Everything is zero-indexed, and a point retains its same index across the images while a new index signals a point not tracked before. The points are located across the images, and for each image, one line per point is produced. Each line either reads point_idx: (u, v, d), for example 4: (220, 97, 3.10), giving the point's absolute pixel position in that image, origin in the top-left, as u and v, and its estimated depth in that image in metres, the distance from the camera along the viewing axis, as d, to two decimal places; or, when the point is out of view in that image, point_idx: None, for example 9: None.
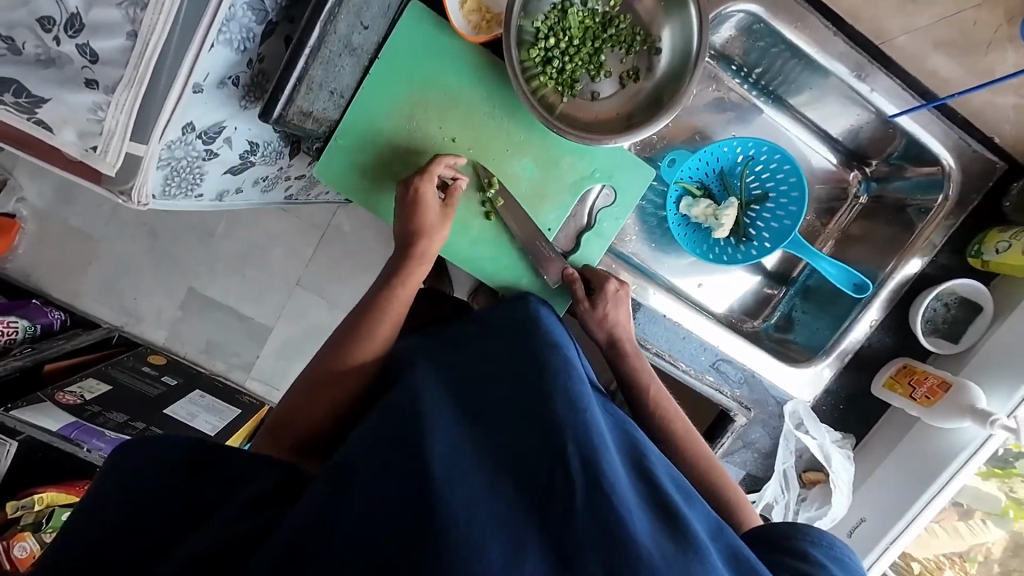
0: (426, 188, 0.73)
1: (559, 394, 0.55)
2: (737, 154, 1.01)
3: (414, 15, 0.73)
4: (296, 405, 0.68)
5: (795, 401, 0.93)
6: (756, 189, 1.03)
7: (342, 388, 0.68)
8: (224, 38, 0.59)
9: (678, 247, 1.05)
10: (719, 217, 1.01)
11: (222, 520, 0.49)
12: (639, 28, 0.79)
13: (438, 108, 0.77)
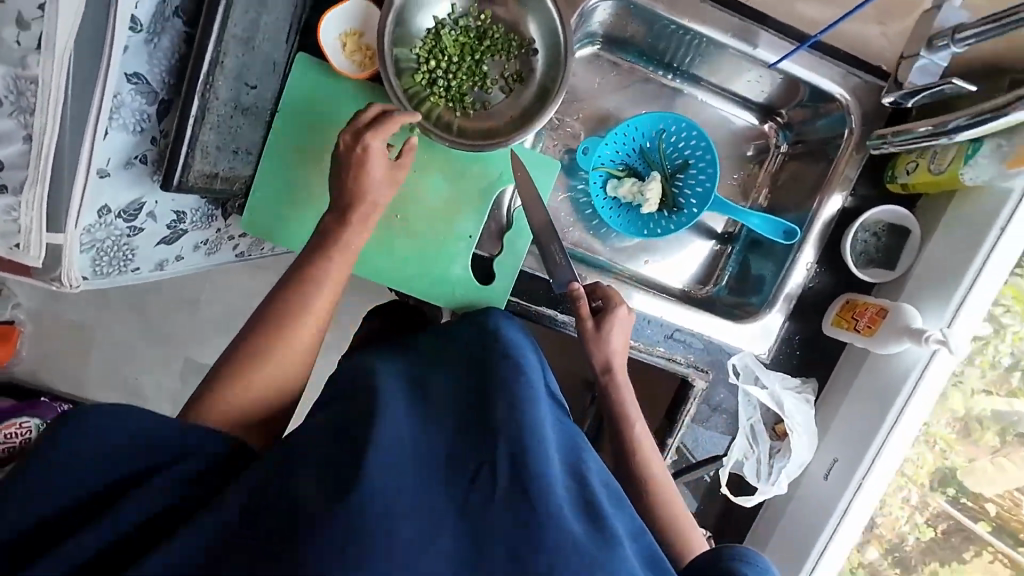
0: (373, 141, 0.73)
1: (504, 397, 0.58)
2: (650, 130, 1.04)
3: (301, 65, 0.79)
4: (239, 375, 0.69)
5: (744, 354, 0.94)
6: (677, 160, 1.06)
7: (288, 371, 0.71)
8: (117, 123, 0.65)
9: (614, 230, 1.08)
10: (644, 193, 1.04)
11: (160, 488, 0.51)
12: (512, 35, 0.83)
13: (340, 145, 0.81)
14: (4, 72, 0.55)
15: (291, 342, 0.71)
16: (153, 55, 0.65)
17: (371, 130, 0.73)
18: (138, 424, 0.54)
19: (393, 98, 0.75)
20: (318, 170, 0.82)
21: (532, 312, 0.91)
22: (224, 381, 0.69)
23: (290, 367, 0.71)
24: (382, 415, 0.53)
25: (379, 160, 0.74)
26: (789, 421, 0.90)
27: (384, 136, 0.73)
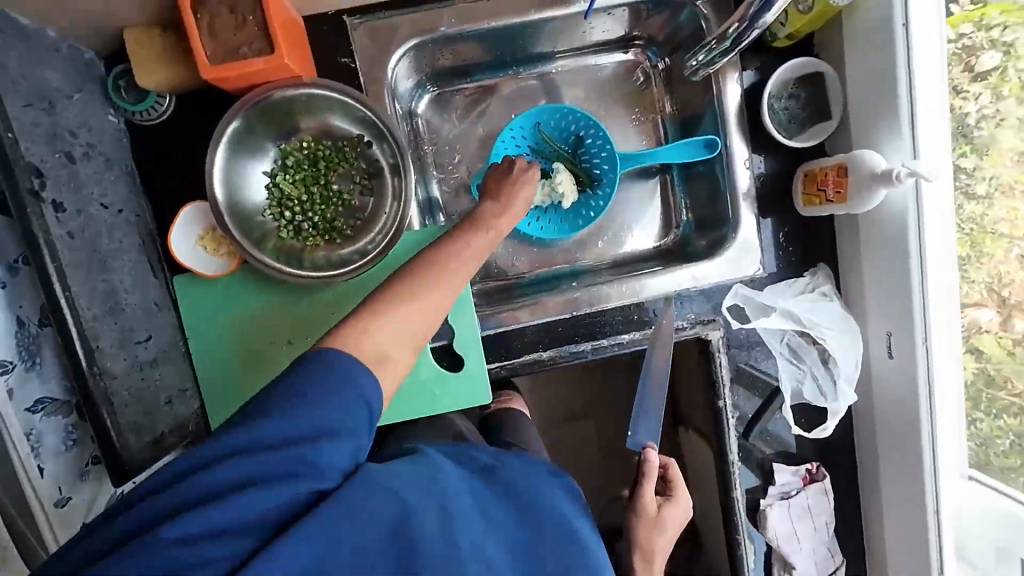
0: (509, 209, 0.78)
1: (561, 540, 0.55)
2: (527, 130, 0.99)
3: (183, 287, 0.79)
4: (372, 320, 0.56)
5: (732, 285, 0.89)
6: (570, 140, 1.00)
7: (404, 344, 0.57)
8: (47, 453, 0.65)
9: (548, 238, 1.01)
10: (558, 189, 0.96)
11: (256, 505, 0.46)
12: (340, 142, 0.80)
13: (254, 334, 0.80)
14: None
15: (444, 292, 0.63)
16: (41, 376, 0.66)
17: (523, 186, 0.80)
18: (295, 397, 0.49)
19: (277, 271, 0.75)
20: (255, 352, 0.80)
21: (519, 365, 0.88)
22: (369, 314, 0.57)
23: (416, 331, 0.59)
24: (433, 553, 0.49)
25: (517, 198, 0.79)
26: (818, 329, 0.82)
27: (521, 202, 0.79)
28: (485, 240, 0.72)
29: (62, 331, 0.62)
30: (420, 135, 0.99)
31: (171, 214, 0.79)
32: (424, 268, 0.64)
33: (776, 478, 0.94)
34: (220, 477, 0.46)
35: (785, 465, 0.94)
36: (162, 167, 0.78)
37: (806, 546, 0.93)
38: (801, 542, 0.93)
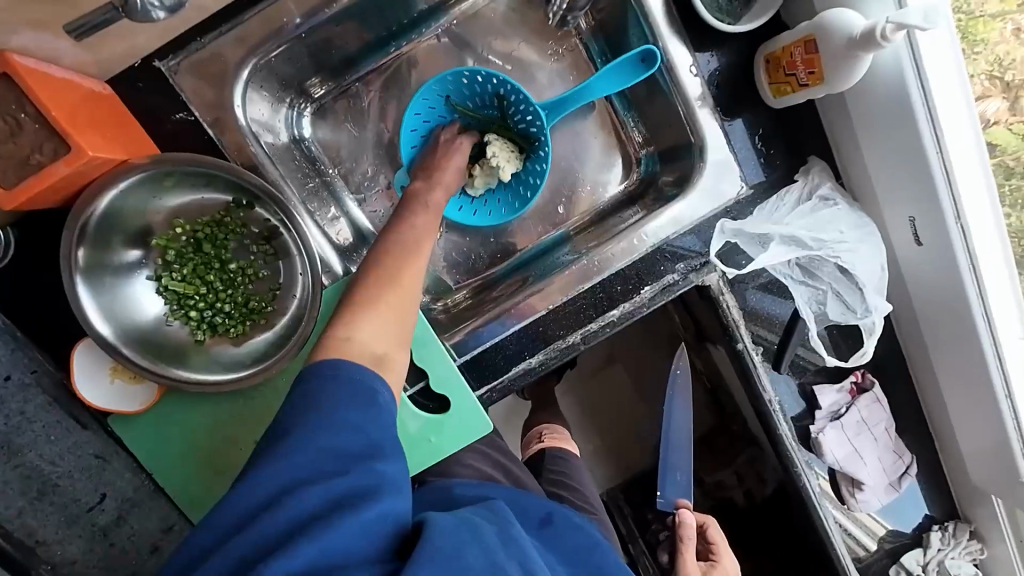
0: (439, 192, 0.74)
1: None
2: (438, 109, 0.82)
3: (123, 425, 0.68)
4: (350, 323, 0.57)
5: (717, 223, 0.75)
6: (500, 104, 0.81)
7: (386, 342, 0.58)
8: None
9: (500, 223, 0.89)
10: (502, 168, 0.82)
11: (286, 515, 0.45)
12: (216, 214, 0.68)
13: (214, 454, 0.70)
14: None
15: (408, 282, 0.62)
16: None
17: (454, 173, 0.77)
18: (338, 414, 0.50)
19: (204, 386, 0.64)
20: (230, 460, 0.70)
21: (510, 381, 0.78)
22: (347, 320, 0.57)
23: (394, 322, 0.59)
24: None
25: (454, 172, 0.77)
26: (825, 246, 0.72)
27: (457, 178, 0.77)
28: (428, 221, 0.70)
29: None
30: (318, 159, 0.83)
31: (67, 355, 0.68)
32: (385, 264, 0.62)
33: (821, 401, 0.85)
34: (291, 516, 0.45)
35: (828, 383, 0.85)
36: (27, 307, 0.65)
37: (870, 460, 0.86)
38: (865, 457, 0.86)
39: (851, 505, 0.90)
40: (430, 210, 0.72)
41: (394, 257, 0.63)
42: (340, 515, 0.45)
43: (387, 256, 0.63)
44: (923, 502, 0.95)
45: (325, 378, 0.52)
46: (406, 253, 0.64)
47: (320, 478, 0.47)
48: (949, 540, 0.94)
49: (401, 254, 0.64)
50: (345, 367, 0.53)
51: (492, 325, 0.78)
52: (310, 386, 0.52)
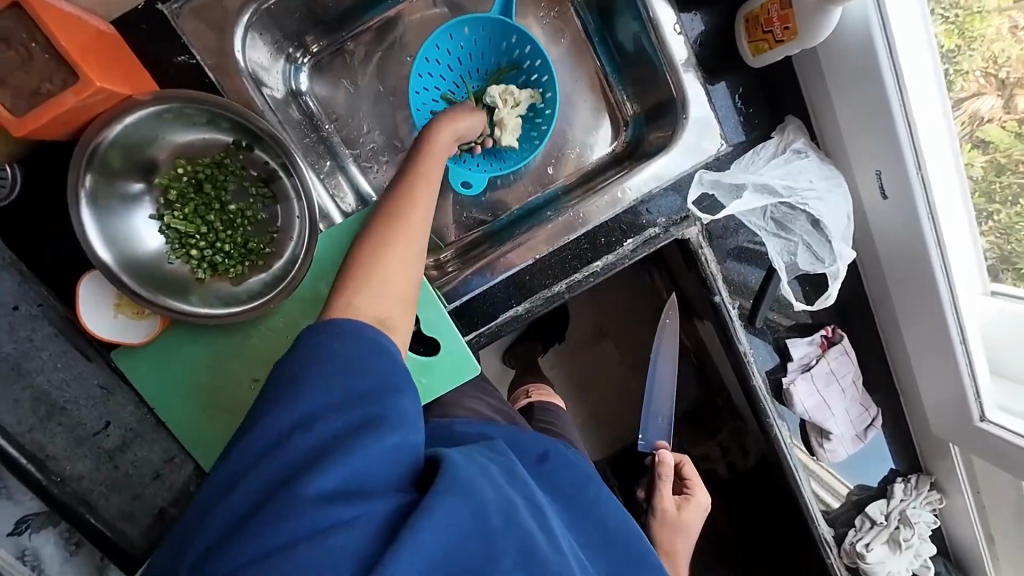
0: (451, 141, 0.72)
1: None
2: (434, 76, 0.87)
3: (127, 359, 0.72)
4: (353, 288, 0.58)
5: (697, 173, 0.79)
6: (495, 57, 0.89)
7: (387, 304, 0.58)
8: (48, 566, 0.64)
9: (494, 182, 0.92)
10: (523, 96, 0.89)
11: (306, 448, 0.47)
12: (218, 155, 0.70)
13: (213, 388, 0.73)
14: None
15: (411, 240, 0.62)
16: (11, 497, 0.64)
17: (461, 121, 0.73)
18: (353, 358, 0.51)
19: (207, 319, 0.67)
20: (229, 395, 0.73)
21: (497, 329, 0.82)
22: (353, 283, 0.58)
23: (401, 279, 0.60)
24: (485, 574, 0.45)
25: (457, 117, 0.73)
26: (796, 196, 0.76)
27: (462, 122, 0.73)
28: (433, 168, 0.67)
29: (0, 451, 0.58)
30: (316, 114, 0.86)
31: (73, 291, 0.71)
32: (386, 221, 0.62)
33: (792, 353, 0.90)
34: (307, 449, 0.47)
35: (799, 337, 0.90)
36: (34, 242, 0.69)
37: (838, 410, 0.91)
38: (833, 407, 0.90)
39: (819, 455, 0.95)
40: (442, 152, 0.69)
41: (402, 215, 0.62)
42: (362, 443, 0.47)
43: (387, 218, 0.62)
44: (887, 455, 1.01)
45: (339, 331, 0.52)
46: (414, 201, 0.63)
47: (336, 411, 0.49)
48: (911, 491, 1.00)
49: (405, 209, 0.63)
50: (352, 325, 0.53)
51: (481, 273, 0.81)
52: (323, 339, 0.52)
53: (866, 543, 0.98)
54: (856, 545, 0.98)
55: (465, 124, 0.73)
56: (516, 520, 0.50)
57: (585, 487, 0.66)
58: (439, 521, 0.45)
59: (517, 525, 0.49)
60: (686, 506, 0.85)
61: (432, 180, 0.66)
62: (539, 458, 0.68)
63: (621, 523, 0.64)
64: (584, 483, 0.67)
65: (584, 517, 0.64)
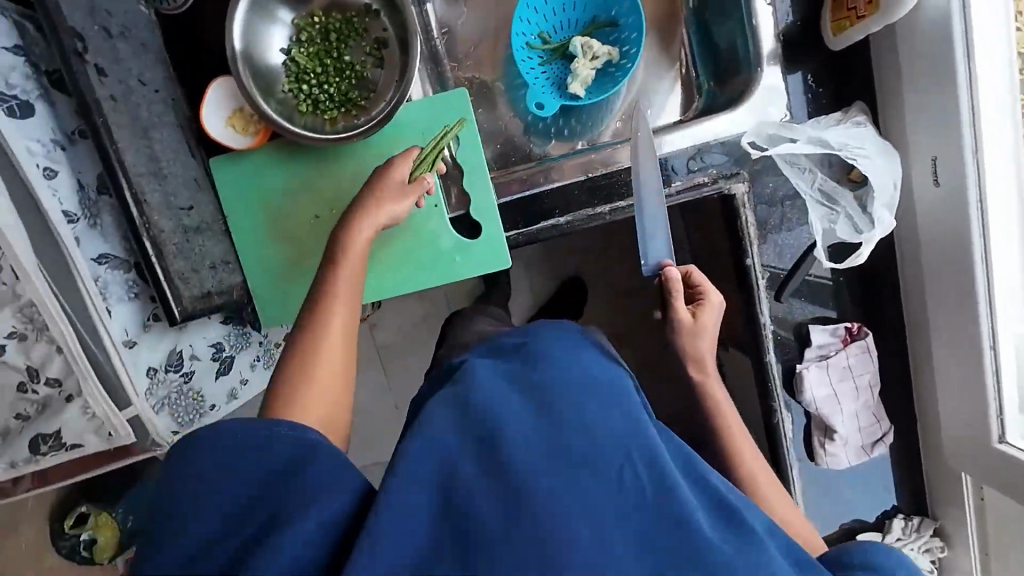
0: (400, 203, 0.77)
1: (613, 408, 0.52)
2: (534, 21, 1.00)
3: (217, 167, 0.83)
4: (288, 406, 0.63)
5: (758, 126, 0.83)
6: (591, 6, 1.00)
7: (327, 415, 0.65)
8: (113, 298, 0.74)
9: (565, 125, 1.03)
10: (602, 51, 0.97)
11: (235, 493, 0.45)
12: (351, 14, 0.83)
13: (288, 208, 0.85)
14: (13, 310, 0.66)
15: (330, 347, 0.68)
16: (102, 233, 0.75)
17: (394, 194, 0.78)
18: (232, 426, 0.48)
19: (301, 136, 0.78)
20: (289, 224, 0.85)
21: (533, 234, 0.88)
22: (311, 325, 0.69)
23: (332, 404, 0.65)
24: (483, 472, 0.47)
25: (398, 206, 0.77)
26: (846, 155, 0.79)
27: (409, 199, 0.78)
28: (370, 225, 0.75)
29: (115, 181, 0.72)
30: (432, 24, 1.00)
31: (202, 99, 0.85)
32: (298, 357, 0.67)
33: (812, 339, 0.89)
34: (236, 504, 0.44)
35: (820, 324, 0.90)
36: (179, 38, 0.79)
37: (847, 409, 0.89)
38: (843, 404, 0.89)
39: (820, 458, 0.93)
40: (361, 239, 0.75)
41: (320, 300, 0.71)
42: (290, 487, 0.45)
43: (302, 356, 0.67)
44: (890, 486, 0.97)
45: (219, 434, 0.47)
46: (337, 263, 0.73)
47: (252, 480, 0.46)
48: (911, 531, 0.94)
49: (321, 327, 0.69)
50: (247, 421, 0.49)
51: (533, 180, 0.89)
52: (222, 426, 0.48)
53: None
54: None
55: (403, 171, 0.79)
56: (453, 499, 0.46)
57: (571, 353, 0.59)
58: (405, 485, 0.46)
59: (453, 505, 0.45)
60: (706, 314, 0.77)
61: (355, 259, 0.74)
62: (517, 342, 0.64)
63: (608, 374, 0.57)
64: (570, 348, 0.60)
65: (575, 369, 0.56)
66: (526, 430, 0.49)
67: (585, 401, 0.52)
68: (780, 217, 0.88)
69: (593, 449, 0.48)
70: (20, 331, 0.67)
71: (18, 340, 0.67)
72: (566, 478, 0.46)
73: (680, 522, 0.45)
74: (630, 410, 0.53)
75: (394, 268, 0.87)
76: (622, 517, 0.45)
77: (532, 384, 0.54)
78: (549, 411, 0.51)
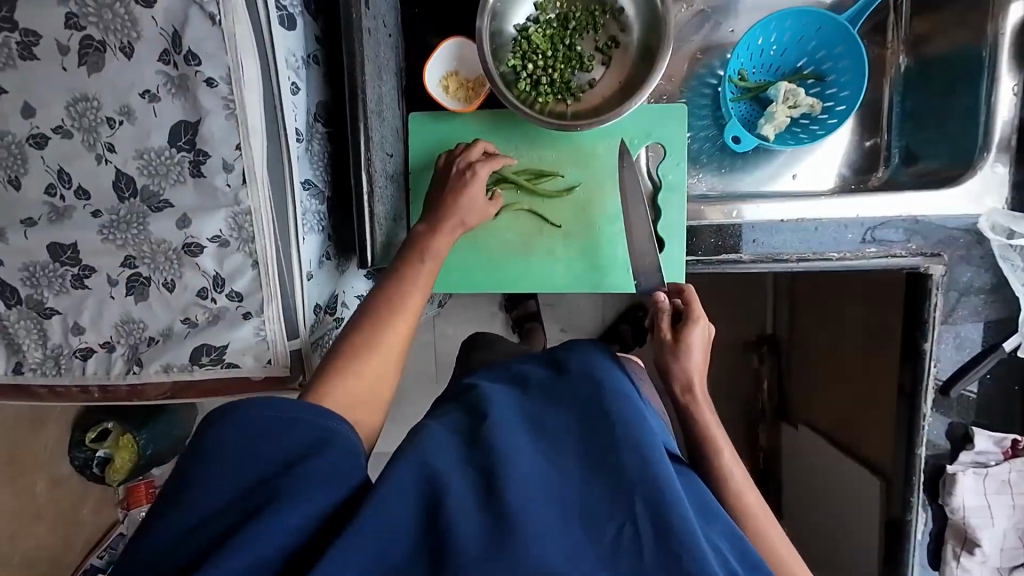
0: (483, 168, 0.77)
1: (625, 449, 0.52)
2: (742, 58, 0.96)
3: (420, 125, 0.84)
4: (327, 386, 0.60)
5: (988, 212, 0.82)
6: (798, 56, 0.97)
7: (370, 394, 0.61)
8: (307, 227, 0.72)
9: (745, 165, 0.98)
10: (804, 102, 0.94)
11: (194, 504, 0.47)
12: (592, 7, 0.82)
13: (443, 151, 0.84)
14: (226, 214, 0.64)
15: (386, 347, 0.64)
16: (312, 159, 0.73)
17: (477, 164, 0.78)
18: (264, 418, 0.51)
19: (524, 112, 0.76)
20: None
21: (716, 264, 0.87)
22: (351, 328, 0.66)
23: (378, 382, 0.62)
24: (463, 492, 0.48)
25: (477, 185, 0.77)
26: None
27: (494, 165, 0.78)
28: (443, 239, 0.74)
29: (353, 111, 0.70)
30: None
31: (422, 59, 0.86)
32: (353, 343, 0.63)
33: (976, 444, 0.85)
34: (234, 489, 0.48)
35: (986, 430, 0.85)
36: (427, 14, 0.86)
37: (998, 524, 0.85)
38: (994, 518, 0.85)
39: (949, 570, 0.87)
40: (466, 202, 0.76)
41: (385, 287, 0.68)
42: (292, 478, 0.48)
43: (369, 327, 0.65)
44: None
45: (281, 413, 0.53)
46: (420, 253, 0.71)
47: (274, 460, 0.49)
48: None
49: (398, 301, 0.67)
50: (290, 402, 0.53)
51: (728, 208, 0.86)
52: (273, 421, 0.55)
53: None
54: None
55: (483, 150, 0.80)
56: (436, 511, 0.47)
57: (586, 391, 0.61)
58: (381, 502, 0.47)
59: (435, 520, 0.47)
60: (692, 337, 0.71)
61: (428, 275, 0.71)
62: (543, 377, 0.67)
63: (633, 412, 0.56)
64: (584, 386, 0.62)
65: (585, 415, 0.57)
66: (524, 462, 0.51)
67: (589, 449, 0.53)
68: (970, 309, 0.84)
69: (588, 491, 0.49)
70: (225, 236, 0.65)
71: (219, 245, 0.66)
72: (559, 518, 0.47)
73: (681, 566, 0.44)
74: (644, 449, 0.52)
75: (563, 264, 0.86)
76: (613, 566, 0.45)
77: (543, 424, 0.57)
78: (553, 453, 0.53)
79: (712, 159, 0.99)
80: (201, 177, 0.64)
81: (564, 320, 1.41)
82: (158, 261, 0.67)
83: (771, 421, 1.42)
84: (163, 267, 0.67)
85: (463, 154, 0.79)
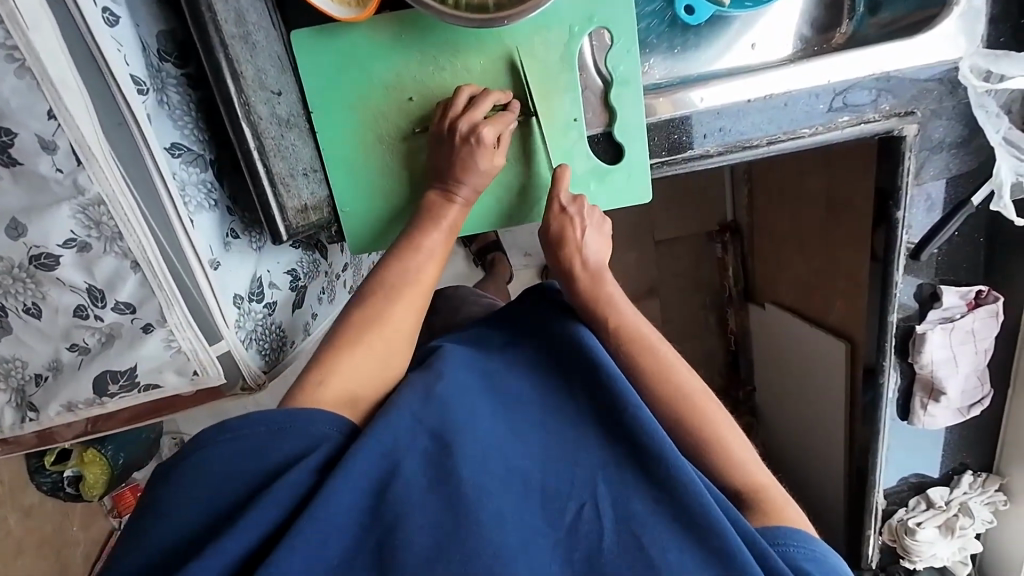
0: (461, 125, 0.65)
1: (593, 424, 0.51)
2: None
3: (304, 45, 0.66)
4: (328, 369, 0.54)
5: (967, 57, 0.74)
6: None
7: (377, 375, 0.56)
8: (194, 205, 0.57)
9: (696, 41, 0.85)
10: None
11: None
12: None
13: (437, 100, 0.69)
14: (72, 209, 0.49)
15: (397, 322, 0.59)
16: (171, 115, 0.56)
17: (461, 119, 0.65)
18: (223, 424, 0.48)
19: (438, 11, 0.60)
20: (385, 129, 0.69)
21: (684, 162, 0.77)
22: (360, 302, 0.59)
23: (387, 359, 0.57)
24: (412, 481, 0.45)
25: (486, 154, 0.65)
26: None
27: (501, 126, 0.66)
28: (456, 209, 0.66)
29: (207, 43, 0.55)
30: None
31: None
32: (358, 323, 0.57)
33: (943, 302, 0.86)
34: None
35: (953, 286, 0.87)
36: None
37: (962, 369, 0.90)
38: (959, 364, 0.89)
39: (918, 416, 0.94)
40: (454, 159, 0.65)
41: (400, 254, 0.63)
42: None
43: (377, 304, 0.59)
44: (961, 447, 1.00)
45: (250, 424, 0.47)
46: (436, 220, 0.65)
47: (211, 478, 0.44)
48: (976, 486, 1.00)
49: (410, 274, 0.61)
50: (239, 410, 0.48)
51: (688, 94, 0.75)
52: (230, 428, 0.47)
53: (918, 522, 1.01)
54: (907, 521, 1.02)
55: (491, 107, 0.66)
56: None
57: (552, 357, 0.58)
58: (328, 513, 0.42)
59: None
60: (552, 217, 0.68)
61: (441, 246, 0.65)
62: (502, 339, 0.63)
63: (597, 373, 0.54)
64: (552, 353, 0.59)
65: (557, 390, 0.55)
66: (481, 437, 0.49)
67: (554, 423, 0.52)
68: (939, 167, 0.80)
69: (547, 466, 0.49)
70: (82, 238, 0.50)
71: (78, 251, 0.51)
72: (514, 496, 0.46)
73: (638, 543, 0.44)
74: (609, 421, 0.51)
75: (518, 189, 0.75)
76: (571, 545, 0.44)
77: (503, 388, 0.55)
78: (518, 427, 0.51)
79: (661, 39, 0.85)
80: (16, 165, 0.47)
81: (530, 245, 1.32)
82: (5, 285, 0.52)
83: (740, 303, 1.42)
84: (14, 289, 0.52)
85: (449, 108, 0.67)
